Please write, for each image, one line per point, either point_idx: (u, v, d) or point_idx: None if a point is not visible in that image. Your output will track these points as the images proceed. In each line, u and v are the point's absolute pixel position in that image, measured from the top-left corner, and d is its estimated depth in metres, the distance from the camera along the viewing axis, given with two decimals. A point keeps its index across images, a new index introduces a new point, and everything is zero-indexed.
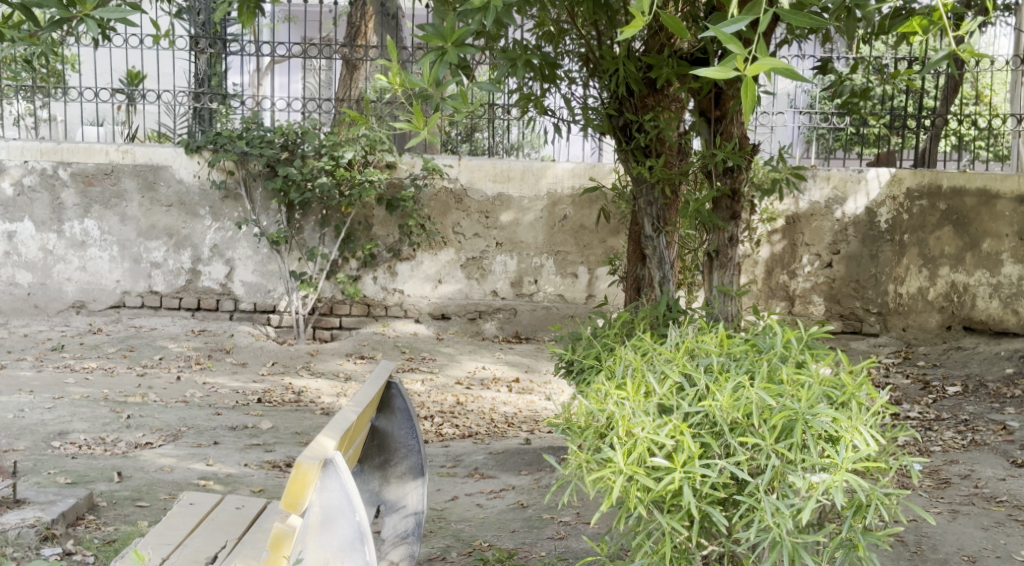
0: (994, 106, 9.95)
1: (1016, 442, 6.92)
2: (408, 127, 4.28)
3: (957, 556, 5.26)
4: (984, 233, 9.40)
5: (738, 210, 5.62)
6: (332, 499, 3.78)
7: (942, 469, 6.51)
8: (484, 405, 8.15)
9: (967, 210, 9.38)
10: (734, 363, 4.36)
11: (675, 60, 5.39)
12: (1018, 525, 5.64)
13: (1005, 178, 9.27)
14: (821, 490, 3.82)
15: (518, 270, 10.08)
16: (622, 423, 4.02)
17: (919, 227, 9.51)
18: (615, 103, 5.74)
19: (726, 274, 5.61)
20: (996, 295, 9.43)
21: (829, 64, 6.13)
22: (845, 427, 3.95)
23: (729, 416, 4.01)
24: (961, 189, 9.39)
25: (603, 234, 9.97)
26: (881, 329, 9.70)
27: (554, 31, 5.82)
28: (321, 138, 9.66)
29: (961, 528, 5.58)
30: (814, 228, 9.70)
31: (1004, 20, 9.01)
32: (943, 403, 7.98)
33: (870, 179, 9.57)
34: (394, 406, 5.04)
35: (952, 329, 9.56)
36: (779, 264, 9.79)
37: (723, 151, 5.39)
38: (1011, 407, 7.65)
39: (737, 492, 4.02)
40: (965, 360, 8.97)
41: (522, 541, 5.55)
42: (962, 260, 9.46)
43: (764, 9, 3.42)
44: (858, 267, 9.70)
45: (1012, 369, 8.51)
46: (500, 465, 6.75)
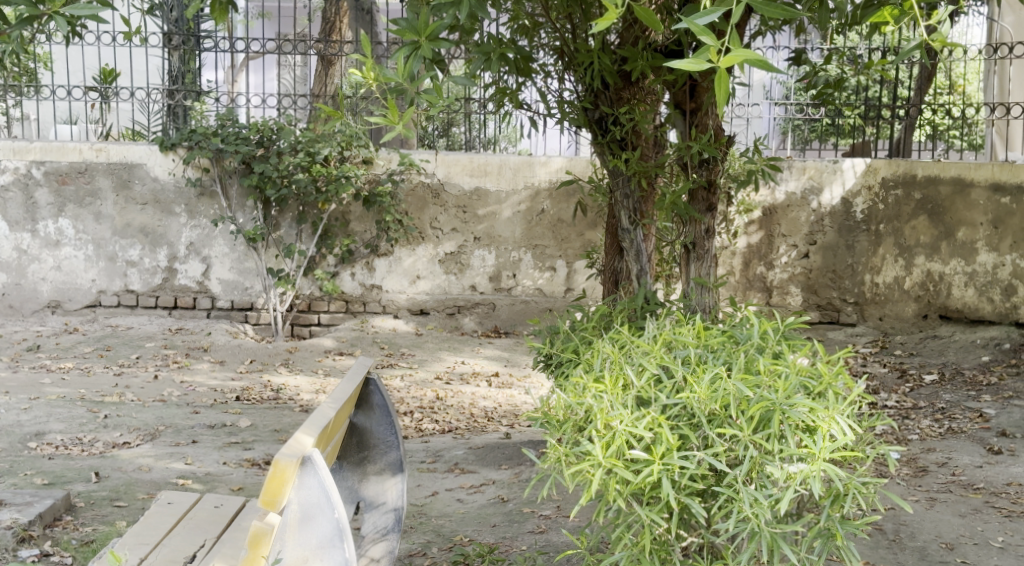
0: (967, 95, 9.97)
1: (992, 429, 6.94)
2: (383, 122, 4.21)
3: (934, 544, 5.30)
4: (959, 222, 9.26)
5: (714, 202, 5.68)
6: (310, 495, 3.77)
7: (919, 457, 6.53)
8: (463, 400, 8.14)
9: (941, 199, 9.28)
10: (711, 355, 4.40)
11: (648, 52, 5.42)
12: (995, 512, 5.68)
13: (977, 166, 9.10)
14: (798, 480, 3.88)
15: (496, 264, 10.05)
16: (600, 416, 4.05)
17: (894, 217, 9.48)
18: (590, 96, 5.76)
19: (703, 266, 5.64)
20: (971, 284, 9.28)
21: (802, 56, 6.08)
22: (821, 417, 3.98)
23: (707, 407, 4.04)
24: (936, 177, 9.28)
25: (581, 228, 9.95)
26: (857, 319, 9.71)
27: (529, 25, 5.76)
28: (296, 134, 9.62)
29: (938, 516, 5.62)
30: (790, 219, 9.66)
31: (976, 9, 9.00)
32: (920, 391, 7.99)
33: (845, 169, 9.55)
34: (372, 403, 5.06)
35: (928, 318, 9.50)
36: (756, 255, 9.75)
37: (699, 144, 5.44)
38: (986, 395, 7.68)
39: (715, 483, 4.06)
40: (942, 349, 8.99)
41: (502, 535, 5.56)
42: (937, 249, 9.37)
43: (736, 0, 3.43)
44: (834, 257, 9.69)
45: (987, 357, 8.58)
46: (480, 460, 6.74)
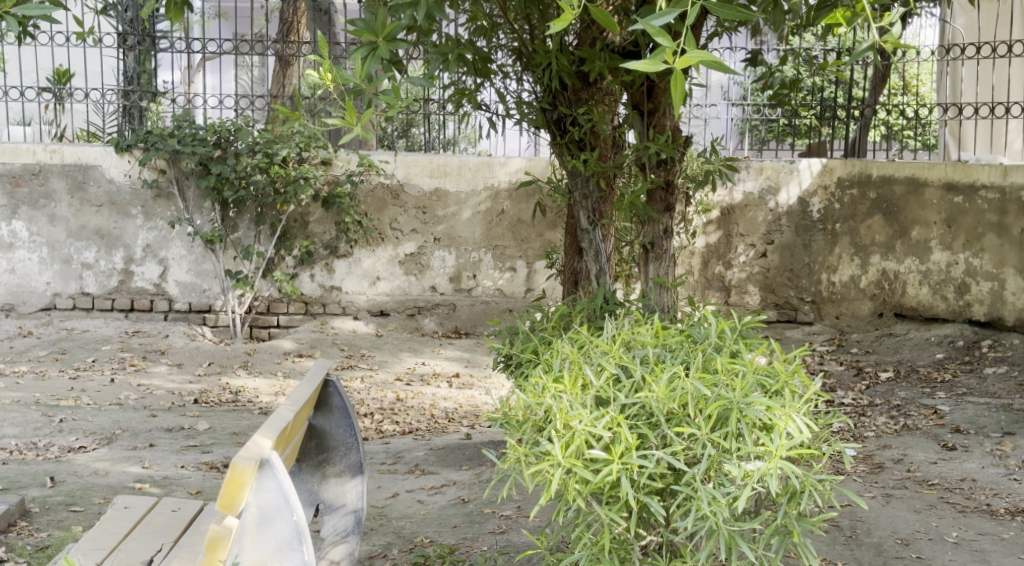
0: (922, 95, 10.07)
1: (947, 426, 7.02)
2: (340, 123, 4.19)
3: (890, 540, 5.36)
4: (914, 221, 9.28)
5: (672, 202, 5.72)
6: (268, 499, 3.75)
7: (875, 454, 6.59)
8: (423, 401, 8.12)
9: (896, 199, 9.32)
10: (669, 354, 4.44)
11: (606, 53, 5.43)
12: (950, 508, 5.76)
13: (931, 165, 9.12)
14: (755, 478, 3.91)
15: (456, 265, 10.04)
16: (560, 416, 4.07)
17: (850, 216, 9.53)
18: (548, 97, 5.76)
19: (661, 266, 5.69)
20: (925, 282, 9.31)
21: (758, 56, 6.12)
22: (777, 415, 4.02)
23: (665, 407, 4.07)
24: (890, 177, 9.33)
25: (540, 228, 9.96)
26: (815, 317, 9.75)
27: (487, 26, 5.75)
28: (253, 136, 9.58)
29: (894, 512, 5.68)
30: (748, 219, 9.72)
31: (929, 10, 9.11)
32: (875, 388, 8.07)
33: (801, 170, 9.59)
34: (331, 405, 5.00)
35: (883, 316, 9.55)
36: (714, 255, 9.81)
37: (658, 144, 5.47)
38: (941, 392, 7.78)
39: (673, 482, 4.10)
40: (897, 346, 9.09)
41: (463, 536, 5.56)
42: (892, 248, 9.42)
43: (692, 2, 3.45)
44: (791, 257, 9.73)
45: (941, 355, 8.70)
46: (440, 461, 6.74)
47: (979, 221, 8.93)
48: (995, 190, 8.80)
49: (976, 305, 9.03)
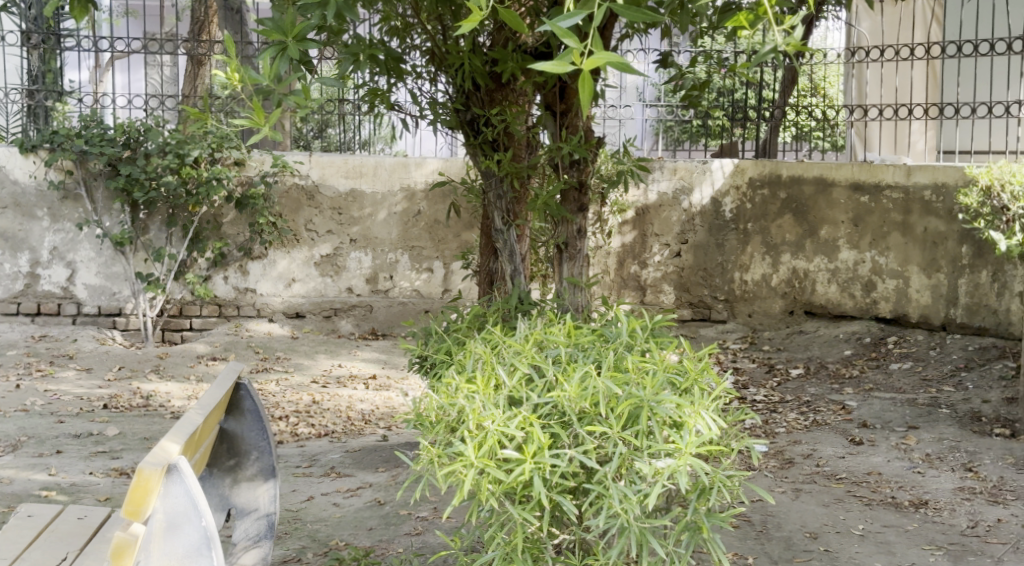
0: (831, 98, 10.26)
1: (854, 421, 7.18)
2: (248, 123, 4.14)
3: (799, 534, 5.47)
4: (822, 220, 9.41)
5: (585, 203, 5.77)
6: (176, 505, 3.70)
7: (786, 449, 6.70)
8: (340, 403, 8.07)
9: (805, 199, 9.44)
10: (582, 353, 4.49)
11: (518, 54, 5.45)
12: (857, 501, 5.89)
13: (838, 165, 9.26)
14: (666, 475, 3.95)
15: (373, 266, 10.00)
16: (472, 417, 4.09)
17: (761, 216, 9.64)
18: (461, 98, 5.75)
19: (575, 266, 5.72)
20: (834, 280, 9.42)
21: (669, 58, 6.18)
22: (687, 412, 4.09)
23: (577, 406, 4.11)
24: (799, 178, 9.45)
25: (457, 229, 9.96)
26: (728, 316, 9.85)
27: (400, 26, 5.73)
28: (164, 136, 9.45)
29: (803, 506, 5.80)
30: (663, 219, 9.80)
31: (837, 14, 9.29)
32: (786, 385, 8.22)
33: (714, 170, 9.71)
34: (243, 408, 4.96)
35: (794, 314, 9.65)
36: (630, 255, 9.87)
37: (570, 145, 5.51)
38: (849, 388, 7.95)
39: (586, 480, 4.13)
40: (807, 343, 9.25)
41: (378, 538, 5.53)
42: (802, 247, 9.53)
43: (601, 3, 3.48)
44: (705, 256, 9.84)
45: (849, 351, 8.88)
46: (356, 463, 6.71)
47: (884, 220, 9.08)
48: (899, 190, 8.96)
49: (882, 303, 9.19)
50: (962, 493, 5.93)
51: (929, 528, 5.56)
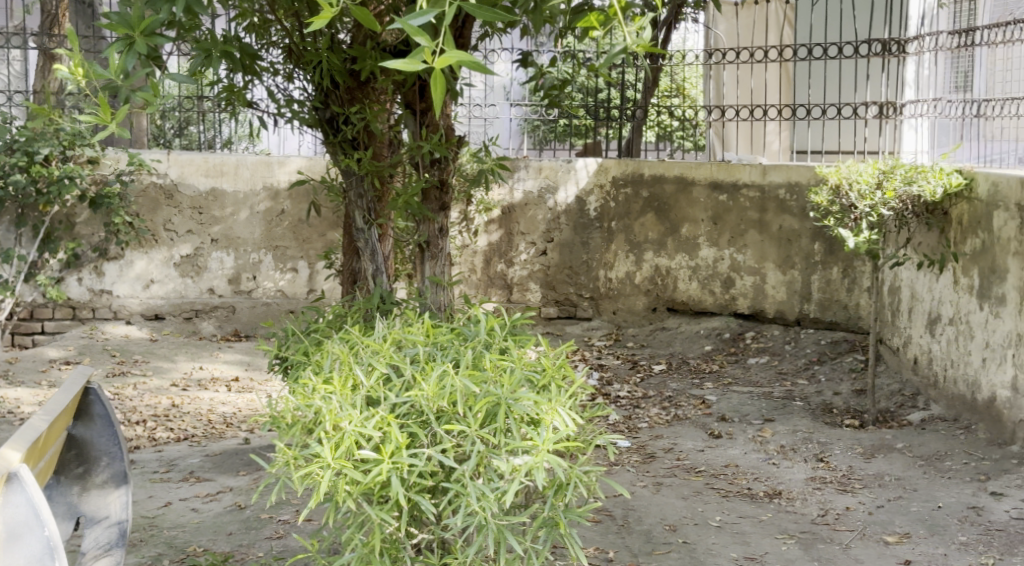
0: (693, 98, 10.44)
1: (713, 415, 7.33)
2: (92, 120, 4.00)
3: (659, 527, 5.56)
4: (682, 218, 9.51)
5: (447, 201, 5.75)
6: (16, 514, 3.52)
7: (648, 444, 6.80)
8: (200, 406, 7.90)
9: (666, 198, 9.56)
10: (440, 352, 4.48)
11: (377, 52, 5.39)
12: (715, 493, 6.02)
13: (697, 165, 9.35)
14: (523, 472, 3.95)
15: (235, 266, 9.83)
16: (328, 417, 4.05)
17: (625, 215, 9.73)
18: (320, 96, 5.67)
19: (438, 265, 5.69)
20: (695, 277, 9.55)
21: (530, 57, 6.19)
22: (544, 409, 4.12)
23: (435, 405, 4.10)
24: (660, 177, 9.54)
25: (321, 228, 9.85)
26: (593, 313, 9.93)
27: (257, 22, 5.61)
28: (12, 133, 9.10)
29: (663, 499, 5.90)
30: (528, 217, 9.84)
31: (696, 17, 9.46)
32: (649, 380, 8.35)
33: (578, 169, 9.77)
34: (93, 413, 4.82)
35: (657, 311, 9.78)
36: (496, 253, 9.92)
37: (430, 143, 5.48)
38: (709, 383, 8.12)
39: (444, 479, 4.11)
40: (669, 339, 9.43)
41: (238, 543, 5.43)
42: (664, 245, 9.63)
43: (449, 2, 3.43)
44: (570, 254, 9.90)
45: (710, 347, 9.09)
46: (216, 467, 6.57)
47: (741, 218, 9.22)
48: (754, 188, 9.10)
49: (740, 299, 9.35)
50: (813, 483, 6.11)
51: (782, 517, 5.71)
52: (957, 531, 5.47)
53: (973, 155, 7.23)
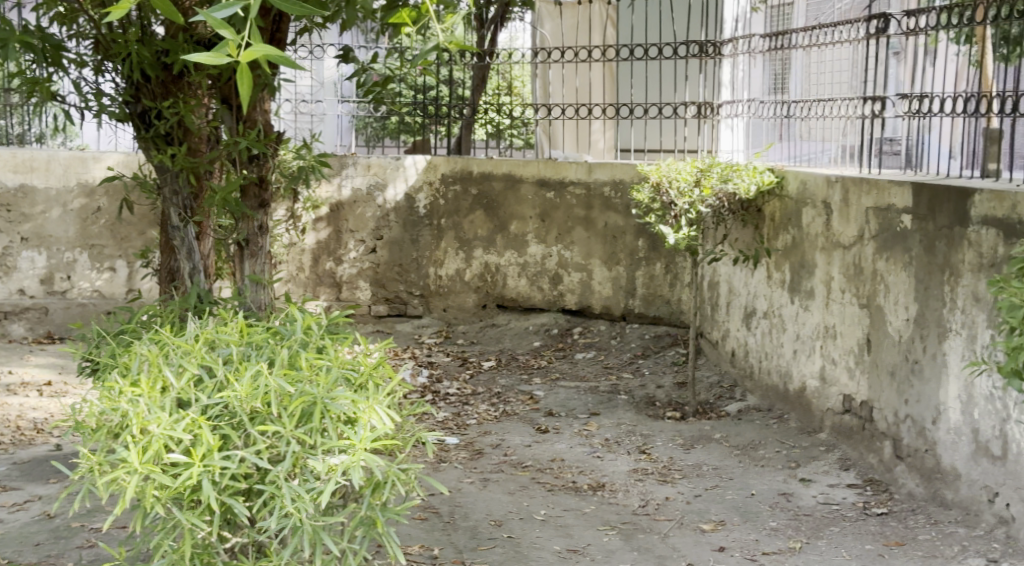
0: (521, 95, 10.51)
1: (541, 410, 7.41)
2: None
3: (484, 522, 5.58)
4: (511, 216, 9.51)
5: (266, 198, 5.63)
6: None
7: (476, 440, 6.82)
8: (9, 413, 7.57)
9: (495, 194, 9.52)
10: (255, 351, 4.39)
11: (190, 45, 5.24)
12: (540, 488, 6.08)
13: (524, 162, 9.36)
14: (339, 472, 3.91)
15: (48, 266, 9.45)
16: (135, 421, 3.93)
17: (454, 212, 9.68)
18: (130, 90, 5.49)
19: (257, 263, 5.58)
20: (523, 274, 9.57)
21: (350, 53, 6.10)
22: (362, 408, 4.07)
23: (248, 405, 4.01)
24: (489, 174, 9.52)
25: (142, 226, 9.54)
26: (423, 311, 9.89)
27: (63, 12, 5.38)
28: None
29: (490, 495, 5.93)
30: (357, 215, 9.77)
31: (523, 17, 9.54)
32: (478, 377, 8.38)
33: (407, 166, 9.70)
34: None
35: (486, 308, 9.75)
36: (325, 251, 9.83)
37: (247, 140, 5.35)
38: (537, 378, 8.21)
39: (258, 480, 4.03)
40: (499, 336, 9.48)
41: (45, 554, 5.21)
42: (493, 242, 9.61)
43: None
44: (400, 251, 9.83)
45: (538, 343, 9.21)
46: (23, 476, 6.30)
47: (568, 216, 9.28)
48: (581, 186, 9.18)
49: (568, 296, 9.44)
50: (636, 475, 6.24)
51: (605, 509, 5.81)
52: (768, 517, 5.69)
53: (784, 156, 7.62)
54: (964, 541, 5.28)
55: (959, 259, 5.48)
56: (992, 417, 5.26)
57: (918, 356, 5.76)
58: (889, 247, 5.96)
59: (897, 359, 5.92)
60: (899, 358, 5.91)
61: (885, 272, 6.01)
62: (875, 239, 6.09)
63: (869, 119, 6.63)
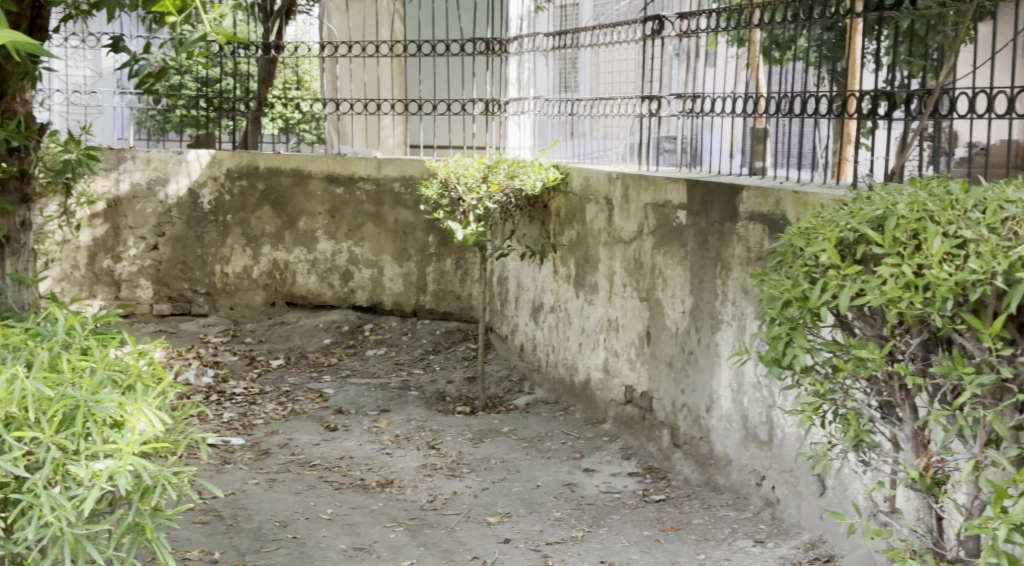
0: (310, 89, 10.37)
1: (329, 408, 7.33)
2: None
3: (268, 524, 5.47)
4: (300, 212, 9.36)
5: (28, 193, 5.59)
6: None
7: (261, 441, 6.69)
8: None
9: (283, 190, 9.36)
10: (11, 354, 4.15)
11: None
12: (327, 486, 6.00)
13: (313, 158, 9.23)
14: (104, 477, 3.73)
15: None
16: None
17: (240, 208, 9.48)
18: None
19: (19, 260, 5.57)
20: (313, 271, 9.43)
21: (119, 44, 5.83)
22: (129, 410, 3.91)
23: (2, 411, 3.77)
24: (277, 169, 9.34)
25: None
26: (209, 309, 9.66)
27: None
28: None
29: (275, 495, 5.82)
30: (137, 211, 9.48)
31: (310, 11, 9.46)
32: (266, 376, 8.22)
33: (190, 161, 9.47)
34: None
35: (275, 305, 9.57)
36: (102, 249, 9.50)
37: (6, 131, 5.08)
38: (326, 376, 8.12)
39: (14, 489, 3.79)
40: (287, 333, 9.25)
41: None
42: (282, 238, 9.44)
43: None
44: (184, 248, 9.59)
45: (329, 340, 9.06)
46: None
47: (358, 212, 9.19)
48: (370, 182, 9.10)
49: (359, 292, 9.35)
50: (423, 470, 6.25)
51: (392, 505, 5.79)
52: (552, 508, 5.79)
53: (567, 152, 7.83)
54: (734, 524, 5.51)
55: (729, 252, 5.72)
56: (760, 404, 5.53)
57: (692, 348, 6.02)
58: (666, 242, 6.20)
59: (674, 350, 6.18)
60: (676, 349, 6.17)
61: (663, 266, 6.25)
62: (653, 234, 6.33)
63: (647, 117, 6.96)
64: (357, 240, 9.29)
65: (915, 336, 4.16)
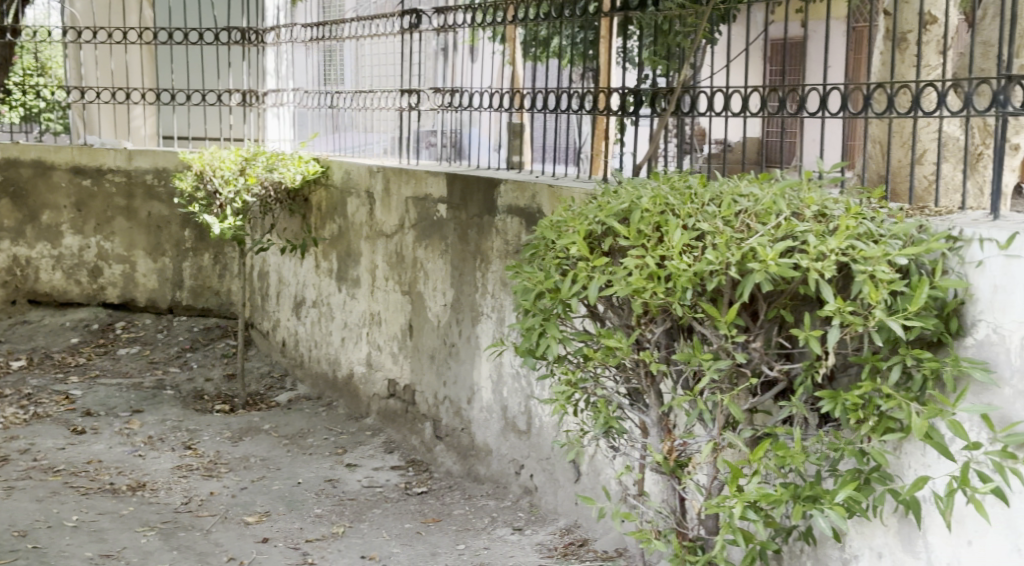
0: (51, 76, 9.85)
1: (76, 410, 7.00)
2: None
3: (6, 534, 5.16)
4: (42, 205, 8.90)
5: None
6: None
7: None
8: None
9: (23, 182, 8.87)
10: None
11: None
12: (72, 492, 5.72)
13: (56, 148, 8.79)
14: None
15: None
16: None
17: None
18: None
19: None
20: (58, 267, 8.97)
21: None
22: None
23: None
24: (15, 160, 8.85)
25: None
26: None
27: None
28: None
29: (14, 504, 5.50)
30: None
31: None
32: (6, 378, 7.76)
33: None
34: None
35: (16, 304, 9.04)
36: None
37: None
38: (73, 377, 7.74)
39: None
40: (30, 333, 8.70)
41: None
42: (21, 233, 8.95)
43: None
44: None
45: (76, 340, 8.58)
46: None
47: (107, 205, 8.81)
48: (120, 174, 8.74)
49: (109, 288, 8.97)
50: (178, 471, 6.06)
51: (143, 509, 5.57)
52: (312, 504, 5.72)
53: (328, 145, 7.78)
54: (493, 512, 5.60)
55: (488, 245, 5.79)
56: (518, 394, 5.63)
57: (454, 340, 6.07)
58: (427, 235, 6.24)
59: (436, 342, 6.22)
60: (438, 341, 6.21)
61: (425, 260, 6.29)
62: (414, 227, 6.36)
63: (407, 111, 6.99)
64: (106, 235, 8.91)
65: (659, 325, 4.29)
